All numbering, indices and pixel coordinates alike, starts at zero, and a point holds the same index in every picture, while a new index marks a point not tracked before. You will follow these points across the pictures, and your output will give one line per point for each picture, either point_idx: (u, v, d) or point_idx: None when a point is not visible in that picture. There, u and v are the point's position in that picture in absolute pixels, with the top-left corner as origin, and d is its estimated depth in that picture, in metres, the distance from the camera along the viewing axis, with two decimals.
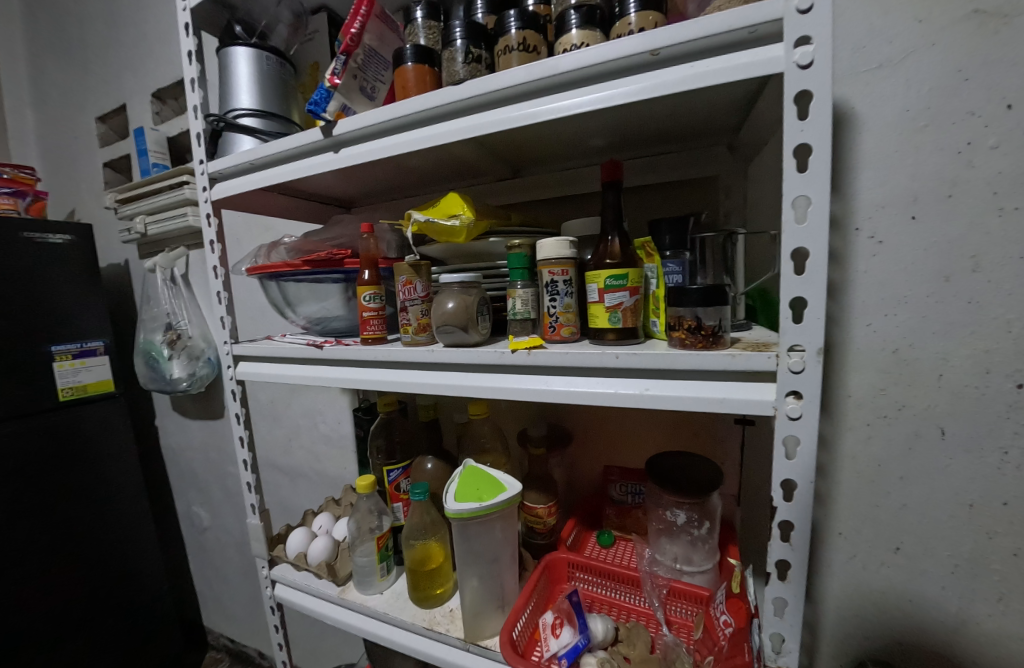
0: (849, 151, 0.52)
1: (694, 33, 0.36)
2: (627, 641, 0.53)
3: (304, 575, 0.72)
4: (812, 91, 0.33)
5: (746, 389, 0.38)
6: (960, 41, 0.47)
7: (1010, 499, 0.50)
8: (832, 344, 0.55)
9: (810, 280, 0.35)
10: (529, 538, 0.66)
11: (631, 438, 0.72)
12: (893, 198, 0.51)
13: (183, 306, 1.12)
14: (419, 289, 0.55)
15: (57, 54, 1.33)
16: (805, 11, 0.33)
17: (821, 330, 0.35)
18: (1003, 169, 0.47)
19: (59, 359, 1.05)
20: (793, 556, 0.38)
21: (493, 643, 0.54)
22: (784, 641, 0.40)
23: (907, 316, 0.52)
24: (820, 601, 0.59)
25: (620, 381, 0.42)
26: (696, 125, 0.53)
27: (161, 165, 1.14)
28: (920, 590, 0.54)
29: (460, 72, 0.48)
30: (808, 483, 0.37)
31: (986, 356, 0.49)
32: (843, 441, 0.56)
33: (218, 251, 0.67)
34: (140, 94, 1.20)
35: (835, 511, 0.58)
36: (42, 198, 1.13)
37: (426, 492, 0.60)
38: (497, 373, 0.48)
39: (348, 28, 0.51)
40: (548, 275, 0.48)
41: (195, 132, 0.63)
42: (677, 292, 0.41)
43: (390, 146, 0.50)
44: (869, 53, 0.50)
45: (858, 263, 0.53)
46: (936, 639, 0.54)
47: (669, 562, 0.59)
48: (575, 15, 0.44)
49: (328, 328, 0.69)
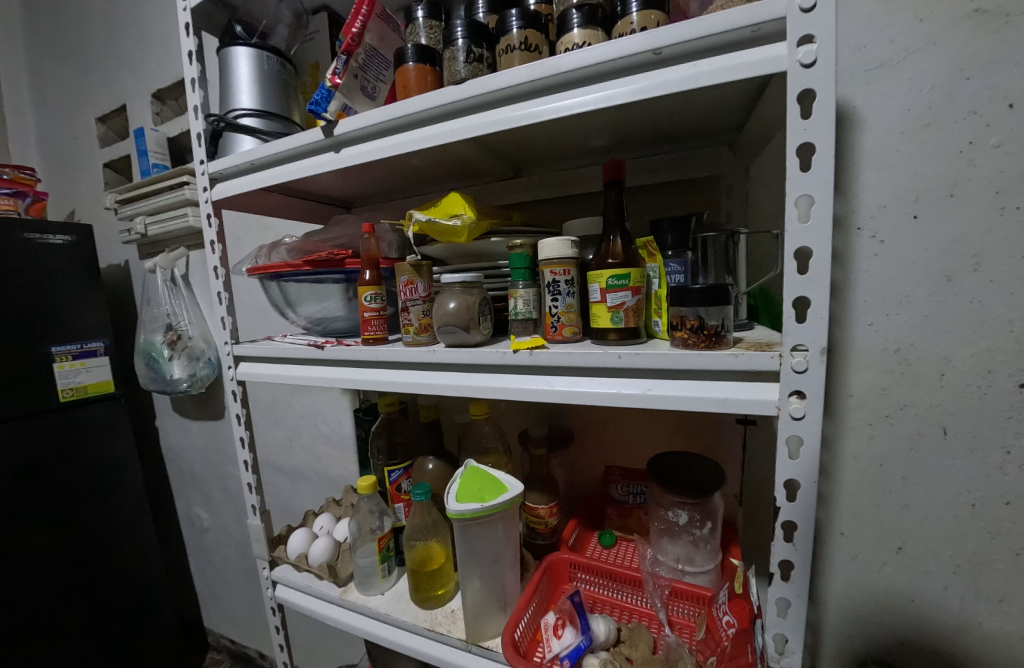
0: (850, 151, 0.52)
1: (696, 31, 0.36)
2: (629, 642, 0.53)
3: (305, 575, 0.72)
4: (815, 90, 0.33)
5: (749, 388, 0.38)
6: (962, 41, 0.47)
7: (1012, 499, 0.50)
8: (834, 344, 0.55)
9: (814, 280, 0.35)
10: (532, 539, 0.66)
11: (633, 438, 0.72)
12: (895, 197, 0.51)
13: (183, 307, 1.12)
14: (420, 289, 0.55)
15: (57, 54, 1.33)
16: (808, 9, 0.33)
17: (824, 330, 0.35)
18: (1005, 169, 0.47)
19: (59, 360, 1.05)
20: (797, 556, 0.38)
21: (495, 644, 0.54)
22: (788, 642, 0.39)
23: (909, 315, 0.51)
24: (823, 601, 0.59)
25: (623, 381, 0.42)
26: (697, 124, 0.53)
27: (162, 165, 1.14)
28: (922, 590, 0.54)
29: (461, 71, 0.48)
30: (811, 483, 0.37)
31: (988, 355, 0.49)
32: (845, 441, 0.56)
33: (219, 251, 0.67)
34: (140, 94, 1.20)
35: (837, 511, 0.57)
36: (42, 199, 1.13)
37: (427, 493, 0.60)
38: (499, 373, 0.48)
39: (349, 28, 0.50)
40: (549, 275, 0.48)
41: (195, 132, 0.63)
42: (679, 291, 0.41)
43: (391, 146, 0.50)
44: (870, 52, 0.50)
45: (859, 262, 0.53)
46: (938, 640, 0.54)
47: (670, 562, 0.59)
48: (577, 14, 0.44)
49: (328, 329, 0.69)
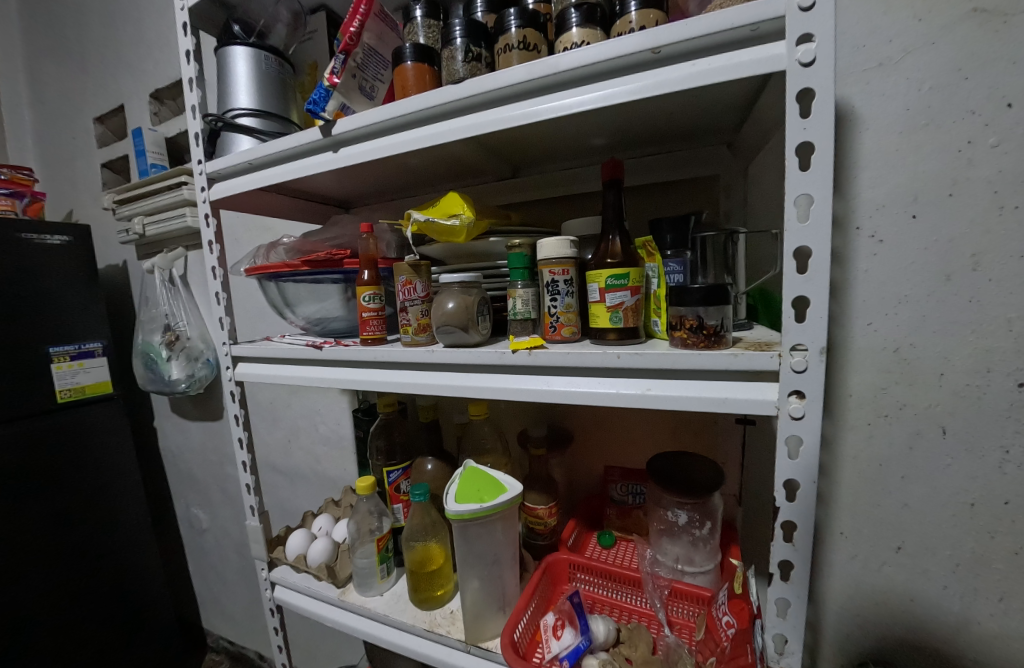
0: (849, 150, 0.52)
1: (695, 30, 0.36)
2: (629, 643, 0.53)
3: (304, 576, 0.72)
4: (815, 89, 0.33)
5: (748, 388, 0.38)
6: (960, 40, 0.47)
7: (1012, 498, 0.50)
8: (833, 343, 0.55)
9: (813, 279, 0.35)
10: (530, 539, 0.66)
11: (632, 438, 0.72)
12: (894, 197, 0.51)
13: (182, 307, 1.11)
14: (419, 290, 0.54)
15: (54, 54, 1.33)
16: (807, 8, 0.33)
17: (823, 329, 0.35)
18: (1003, 168, 0.47)
19: (57, 361, 1.04)
20: (796, 557, 0.38)
21: (494, 645, 0.54)
22: (787, 642, 0.39)
23: (907, 315, 0.51)
24: (822, 601, 0.59)
25: (622, 381, 0.42)
26: (696, 124, 0.53)
27: (159, 165, 1.13)
28: (922, 590, 0.54)
29: (460, 71, 0.48)
30: (810, 483, 0.37)
31: (987, 355, 0.49)
32: (845, 441, 0.56)
33: (217, 251, 0.66)
34: (138, 94, 1.19)
35: (836, 511, 0.57)
36: (40, 199, 1.13)
37: (426, 493, 0.60)
38: (498, 374, 0.48)
39: (347, 27, 0.50)
40: (548, 275, 0.48)
41: (193, 132, 0.63)
42: (678, 291, 0.41)
43: (390, 146, 0.50)
44: (869, 52, 0.50)
45: (858, 262, 0.53)
46: (937, 639, 0.54)
47: (670, 562, 0.59)
48: (576, 13, 0.44)
49: (327, 329, 0.69)
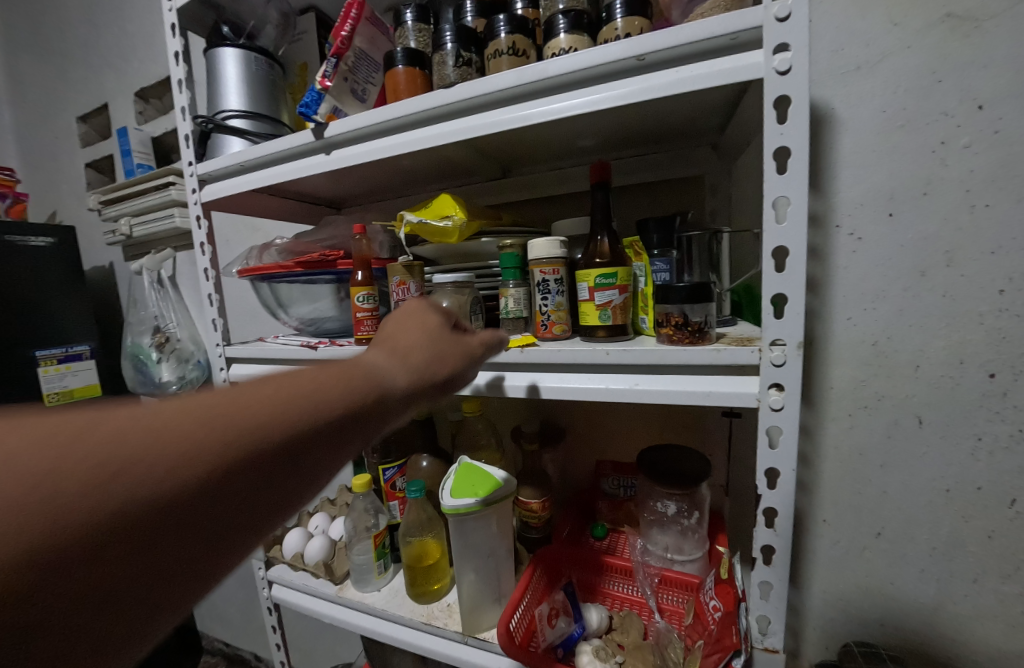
0: (828, 150, 0.54)
1: (677, 38, 0.37)
2: (621, 629, 0.55)
3: (301, 575, 0.72)
4: (791, 96, 0.35)
5: (731, 381, 0.39)
6: (933, 45, 0.49)
7: (984, 483, 0.52)
8: (814, 337, 0.57)
9: (790, 277, 0.36)
10: (524, 533, 0.67)
11: (622, 432, 0.74)
12: (871, 196, 0.53)
13: (171, 308, 1.10)
14: (413, 289, 0.56)
15: (34, 52, 1.30)
16: (783, 19, 0.34)
17: (801, 325, 0.36)
18: (974, 168, 0.49)
19: (43, 364, 1.02)
20: (778, 541, 0.40)
21: (491, 636, 0.56)
22: (770, 623, 0.42)
23: (885, 310, 0.54)
24: (807, 585, 0.61)
25: (610, 377, 0.43)
26: (683, 127, 0.55)
27: (146, 166, 1.12)
28: (900, 574, 0.57)
29: (451, 75, 0.49)
30: (790, 470, 0.39)
31: (960, 346, 0.51)
32: (826, 431, 0.58)
33: (209, 253, 0.67)
34: (123, 93, 1.18)
35: (819, 499, 0.60)
36: (22, 200, 1.12)
37: (422, 489, 0.61)
38: (492, 371, 0.49)
39: (338, 31, 0.51)
40: (539, 275, 0.49)
41: (183, 133, 0.63)
42: (664, 289, 0.43)
43: (383, 148, 0.51)
44: (846, 55, 0.52)
45: (838, 258, 0.55)
46: (913, 620, 0.57)
47: (660, 551, 0.60)
48: (563, 20, 0.45)
49: (320, 329, 0.70)
